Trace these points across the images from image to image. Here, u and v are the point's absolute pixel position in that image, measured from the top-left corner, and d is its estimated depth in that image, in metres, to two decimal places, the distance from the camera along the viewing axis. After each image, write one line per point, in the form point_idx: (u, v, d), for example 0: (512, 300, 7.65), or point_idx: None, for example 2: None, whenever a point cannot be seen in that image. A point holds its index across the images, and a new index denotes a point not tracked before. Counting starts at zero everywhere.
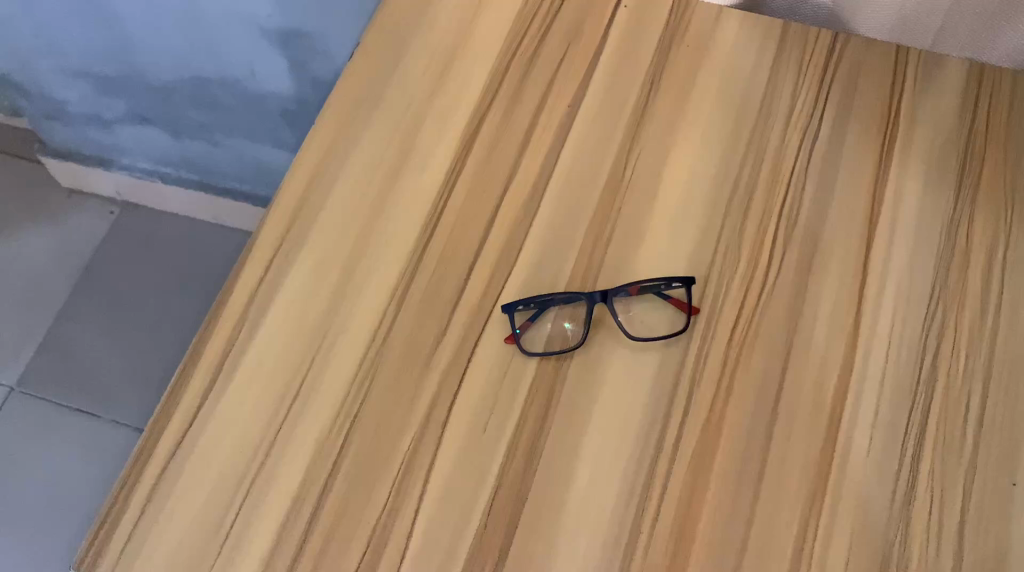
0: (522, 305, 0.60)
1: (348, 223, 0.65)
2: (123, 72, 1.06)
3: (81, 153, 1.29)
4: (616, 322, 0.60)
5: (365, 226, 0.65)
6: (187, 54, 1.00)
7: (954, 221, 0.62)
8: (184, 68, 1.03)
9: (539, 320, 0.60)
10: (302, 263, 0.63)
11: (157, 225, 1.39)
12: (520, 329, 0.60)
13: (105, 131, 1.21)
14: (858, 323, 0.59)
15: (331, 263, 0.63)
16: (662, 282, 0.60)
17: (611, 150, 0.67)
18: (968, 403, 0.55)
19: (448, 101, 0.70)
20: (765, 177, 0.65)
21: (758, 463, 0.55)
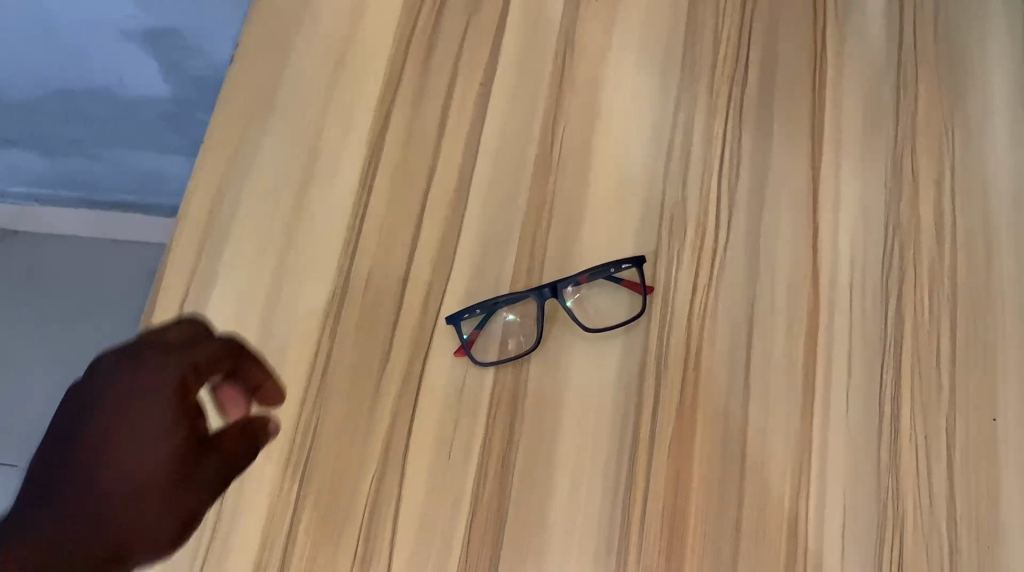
0: (467, 313, 0.57)
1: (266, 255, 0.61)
2: None
3: None
4: (570, 315, 0.56)
5: (284, 254, 0.61)
6: (47, 68, 0.97)
7: (897, 153, 0.60)
8: (47, 83, 1.00)
9: (487, 324, 0.57)
10: (222, 304, 0.59)
11: (45, 249, 1.25)
12: (469, 338, 0.57)
13: None
14: (818, 276, 0.56)
15: (253, 298, 0.59)
16: (611, 265, 0.57)
17: (534, 130, 0.64)
18: (939, 343, 0.53)
19: (355, 108, 0.66)
20: (699, 134, 0.62)
21: (739, 439, 0.52)
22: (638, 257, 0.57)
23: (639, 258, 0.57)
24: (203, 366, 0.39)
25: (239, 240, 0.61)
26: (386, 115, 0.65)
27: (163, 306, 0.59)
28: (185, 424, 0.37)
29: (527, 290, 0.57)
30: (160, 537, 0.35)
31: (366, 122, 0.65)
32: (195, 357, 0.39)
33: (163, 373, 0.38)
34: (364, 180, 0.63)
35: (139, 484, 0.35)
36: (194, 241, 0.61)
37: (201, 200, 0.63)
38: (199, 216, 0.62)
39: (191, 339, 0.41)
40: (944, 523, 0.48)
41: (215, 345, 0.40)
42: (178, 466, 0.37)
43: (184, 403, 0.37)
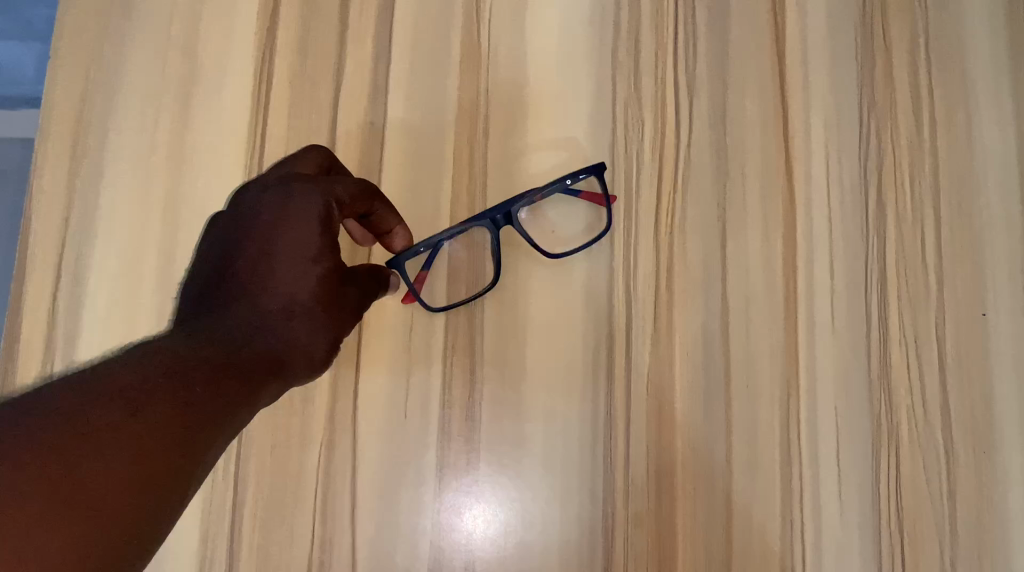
0: (410, 255, 0.48)
1: (150, 198, 0.51)
2: None
3: None
4: (530, 243, 0.49)
5: (171, 195, 0.51)
6: None
7: (868, 17, 0.53)
8: None
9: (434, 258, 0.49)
10: (104, 263, 0.50)
11: None
12: (417, 282, 0.49)
13: None
14: (792, 170, 0.51)
15: (143, 251, 0.51)
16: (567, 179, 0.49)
17: (455, 16, 0.54)
18: (924, 236, 0.49)
19: (233, 3, 0.54)
20: (648, 8, 0.53)
21: (722, 363, 0.48)
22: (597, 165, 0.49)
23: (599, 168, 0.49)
24: (344, 201, 0.42)
25: (113, 182, 0.52)
26: (271, 10, 0.54)
27: (35, 272, 0.50)
28: (330, 251, 0.41)
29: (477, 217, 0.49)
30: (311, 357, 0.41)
31: (249, 21, 0.54)
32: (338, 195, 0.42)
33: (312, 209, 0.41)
34: (259, 94, 0.53)
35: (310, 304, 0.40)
36: (59, 187, 0.51)
37: (58, 136, 0.52)
38: (60, 154, 0.52)
39: (324, 171, 0.46)
40: (939, 431, 0.46)
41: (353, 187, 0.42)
42: (326, 289, 0.41)
43: (329, 234, 0.41)
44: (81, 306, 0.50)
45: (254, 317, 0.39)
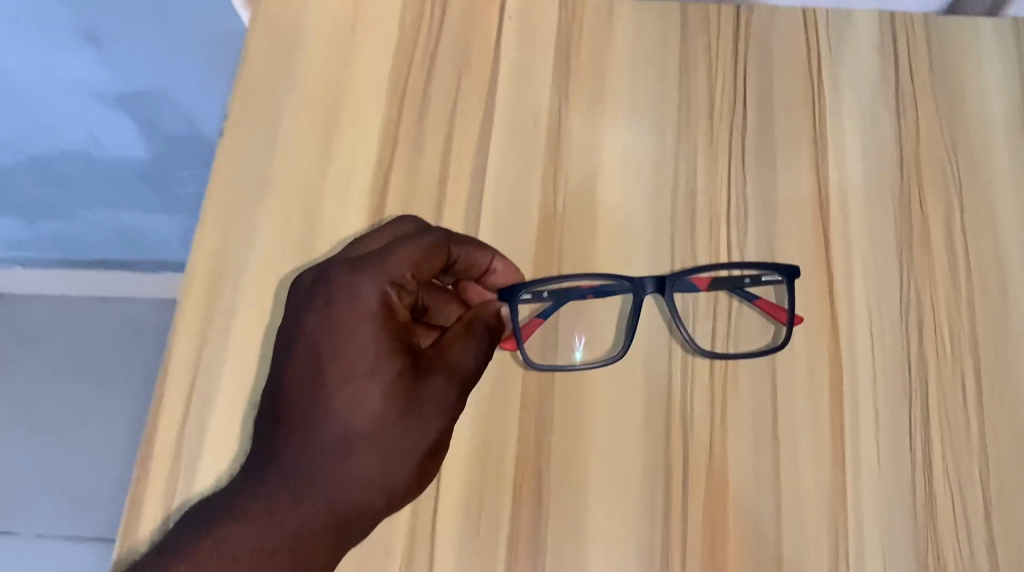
0: (530, 295, 0.57)
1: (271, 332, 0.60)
2: None
3: None
4: (677, 323, 0.56)
5: None
6: (19, 97, 1.00)
7: (903, 188, 0.60)
8: (21, 113, 1.03)
9: (551, 313, 0.58)
10: (229, 386, 0.59)
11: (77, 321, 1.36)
12: (528, 323, 0.58)
13: None
14: (836, 319, 0.56)
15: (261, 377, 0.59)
16: (749, 276, 0.57)
17: (535, 185, 0.63)
18: (964, 385, 0.53)
19: (351, 175, 0.65)
20: (703, 182, 0.62)
21: (772, 494, 0.52)
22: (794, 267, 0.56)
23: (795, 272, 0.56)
24: (400, 283, 0.52)
25: (242, 318, 0.61)
26: (383, 179, 0.65)
27: (172, 393, 0.59)
28: (387, 356, 0.49)
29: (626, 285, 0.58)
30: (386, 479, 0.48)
31: (364, 188, 0.65)
32: (392, 275, 0.52)
33: (369, 293, 0.51)
34: None
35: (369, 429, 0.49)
36: (196, 323, 0.61)
37: (200, 279, 0.62)
38: (200, 295, 0.62)
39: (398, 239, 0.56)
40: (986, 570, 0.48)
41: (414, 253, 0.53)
42: (388, 398, 0.49)
43: (382, 334, 0.50)
44: (205, 423, 0.58)
45: (312, 464, 0.48)
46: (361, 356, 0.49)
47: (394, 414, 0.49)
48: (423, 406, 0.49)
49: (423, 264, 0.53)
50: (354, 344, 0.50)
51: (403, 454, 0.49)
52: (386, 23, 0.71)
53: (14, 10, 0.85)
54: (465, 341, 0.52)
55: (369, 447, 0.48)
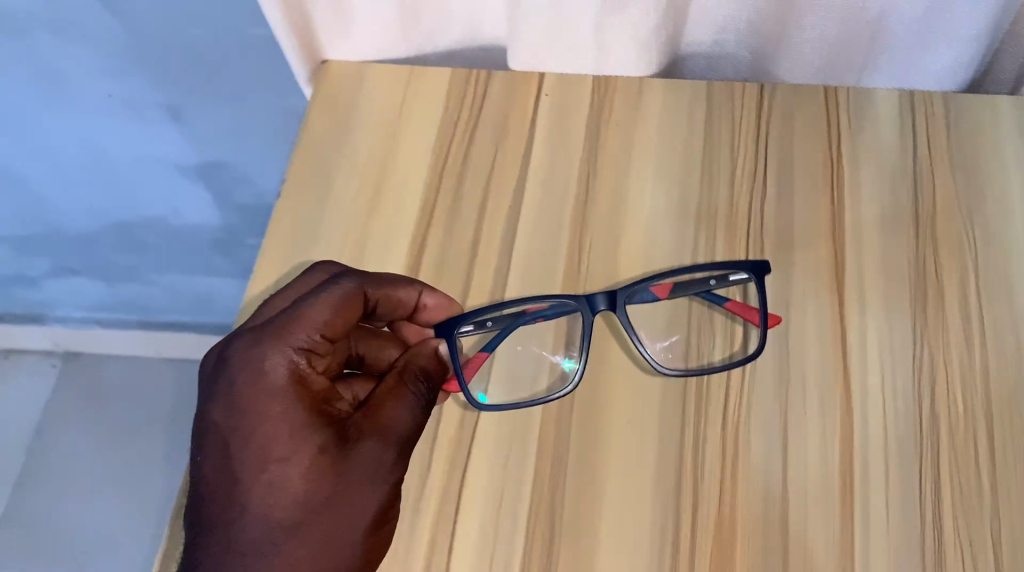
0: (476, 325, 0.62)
1: None
2: (44, 169, 1.10)
3: (29, 275, 1.38)
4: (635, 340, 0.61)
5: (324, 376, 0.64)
6: (108, 166, 1.09)
7: (919, 257, 0.61)
8: (108, 181, 1.12)
9: (495, 345, 0.63)
10: None
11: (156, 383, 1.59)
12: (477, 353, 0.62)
13: (39, 256, 1.32)
14: (849, 381, 0.57)
15: None
16: (717, 277, 0.62)
17: (562, 248, 0.67)
18: (976, 447, 0.54)
19: (391, 233, 0.70)
20: (721, 247, 0.65)
21: (780, 547, 0.52)
22: (760, 264, 0.62)
23: (759, 268, 0.62)
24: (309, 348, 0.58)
25: None
26: (420, 241, 0.69)
27: None
28: (310, 427, 0.55)
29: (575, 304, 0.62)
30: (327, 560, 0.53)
31: (403, 248, 0.69)
32: (297, 342, 0.57)
33: (277, 368, 0.56)
34: None
35: (309, 500, 0.53)
36: None
37: None
38: None
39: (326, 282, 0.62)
40: None
41: (325, 312, 0.58)
42: (319, 464, 0.54)
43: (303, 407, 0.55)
44: None
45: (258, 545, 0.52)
46: (275, 440, 0.54)
47: (329, 479, 0.54)
48: (357, 472, 0.54)
49: (337, 319, 0.59)
50: (271, 429, 0.55)
51: (344, 529, 0.53)
52: (430, 99, 0.76)
53: (109, 87, 0.95)
54: (401, 397, 0.56)
55: (302, 531, 0.53)
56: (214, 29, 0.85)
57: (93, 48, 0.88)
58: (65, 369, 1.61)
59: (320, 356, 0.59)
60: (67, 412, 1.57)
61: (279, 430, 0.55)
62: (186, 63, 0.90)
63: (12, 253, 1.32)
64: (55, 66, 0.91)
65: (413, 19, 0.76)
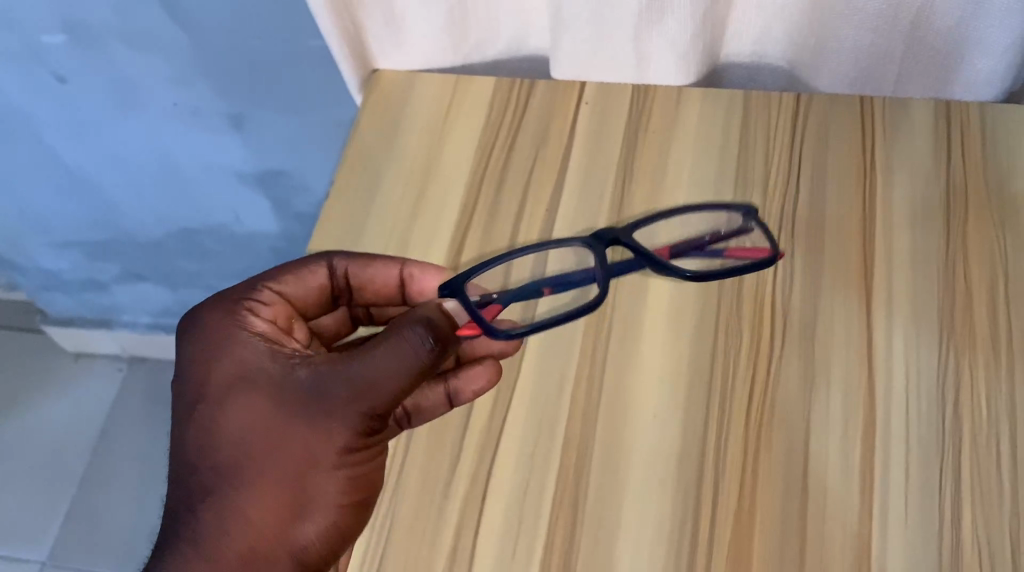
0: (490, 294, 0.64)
1: None
2: (116, 177, 1.17)
3: (97, 279, 1.45)
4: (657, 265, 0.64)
5: None
6: (174, 173, 1.15)
7: (949, 264, 0.62)
8: (174, 189, 1.18)
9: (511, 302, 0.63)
10: None
11: None
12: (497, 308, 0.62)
13: (108, 261, 1.39)
14: (873, 383, 0.58)
15: None
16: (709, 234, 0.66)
17: None
18: (998, 450, 0.54)
19: (433, 235, 0.73)
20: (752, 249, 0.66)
21: (798, 542, 0.53)
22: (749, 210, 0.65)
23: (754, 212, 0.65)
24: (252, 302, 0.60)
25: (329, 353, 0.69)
26: (460, 241, 0.72)
27: None
28: (245, 363, 0.56)
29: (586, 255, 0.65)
30: (266, 503, 0.52)
31: (443, 248, 0.72)
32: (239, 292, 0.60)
33: (216, 315, 0.59)
34: None
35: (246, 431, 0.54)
36: None
37: None
38: None
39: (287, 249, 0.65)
40: None
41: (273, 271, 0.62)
42: (252, 396, 0.54)
43: (244, 347, 0.57)
44: None
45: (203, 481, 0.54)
46: (207, 381, 0.56)
47: (263, 407, 0.54)
48: (292, 397, 0.53)
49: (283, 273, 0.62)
50: (207, 372, 0.57)
51: (295, 464, 0.53)
52: (475, 106, 0.79)
53: (175, 96, 1.00)
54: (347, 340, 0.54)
55: (234, 475, 0.53)
56: (275, 44, 0.90)
57: (162, 59, 0.94)
58: (131, 373, 1.69)
59: (268, 305, 0.60)
60: (134, 413, 1.64)
61: (213, 374, 0.56)
62: (249, 75, 0.95)
63: (83, 257, 1.39)
64: (129, 76, 0.97)
65: (460, 30, 0.79)
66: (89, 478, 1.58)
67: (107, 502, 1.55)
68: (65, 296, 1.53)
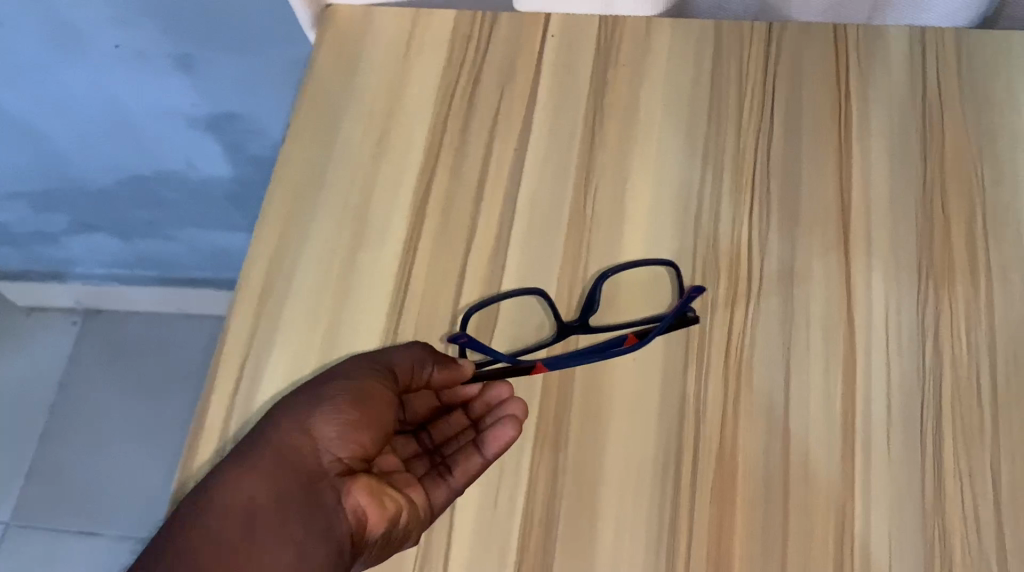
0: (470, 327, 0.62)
1: (318, 310, 0.66)
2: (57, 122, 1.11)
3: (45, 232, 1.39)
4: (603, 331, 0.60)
5: (333, 312, 0.66)
6: (120, 117, 1.09)
7: (927, 197, 0.61)
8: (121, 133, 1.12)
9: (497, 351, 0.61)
10: (280, 356, 0.64)
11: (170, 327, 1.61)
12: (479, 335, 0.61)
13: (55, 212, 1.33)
14: (853, 317, 0.57)
15: (306, 352, 0.64)
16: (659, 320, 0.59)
17: (568, 185, 0.67)
18: (979, 382, 0.54)
19: (398, 179, 0.70)
20: (728, 184, 0.64)
21: (781, 481, 0.53)
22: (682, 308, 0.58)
23: (672, 261, 0.62)
24: None
25: (294, 303, 0.66)
26: (426, 184, 0.70)
27: (223, 379, 0.64)
28: None
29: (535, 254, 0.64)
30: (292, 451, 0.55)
31: (408, 193, 0.69)
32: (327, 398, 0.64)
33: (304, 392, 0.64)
34: (409, 244, 0.67)
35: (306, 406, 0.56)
36: (251, 311, 0.66)
37: (256, 274, 0.68)
38: (256, 290, 0.67)
39: None
40: (994, 562, 0.49)
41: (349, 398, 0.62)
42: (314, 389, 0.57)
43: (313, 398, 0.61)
44: (228, 392, 0.63)
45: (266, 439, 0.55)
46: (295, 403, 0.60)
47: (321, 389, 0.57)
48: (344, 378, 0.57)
49: None
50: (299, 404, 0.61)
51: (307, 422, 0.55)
52: (435, 41, 0.76)
53: (117, 38, 0.94)
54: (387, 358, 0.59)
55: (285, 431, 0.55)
56: None
57: None
58: (86, 324, 1.63)
59: None
60: (94, 364, 1.59)
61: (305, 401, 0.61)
62: (194, 12, 0.90)
63: (29, 210, 1.33)
64: (66, 17, 0.91)
65: None
66: (54, 437, 1.54)
67: (81, 459, 1.52)
68: (12, 251, 1.47)
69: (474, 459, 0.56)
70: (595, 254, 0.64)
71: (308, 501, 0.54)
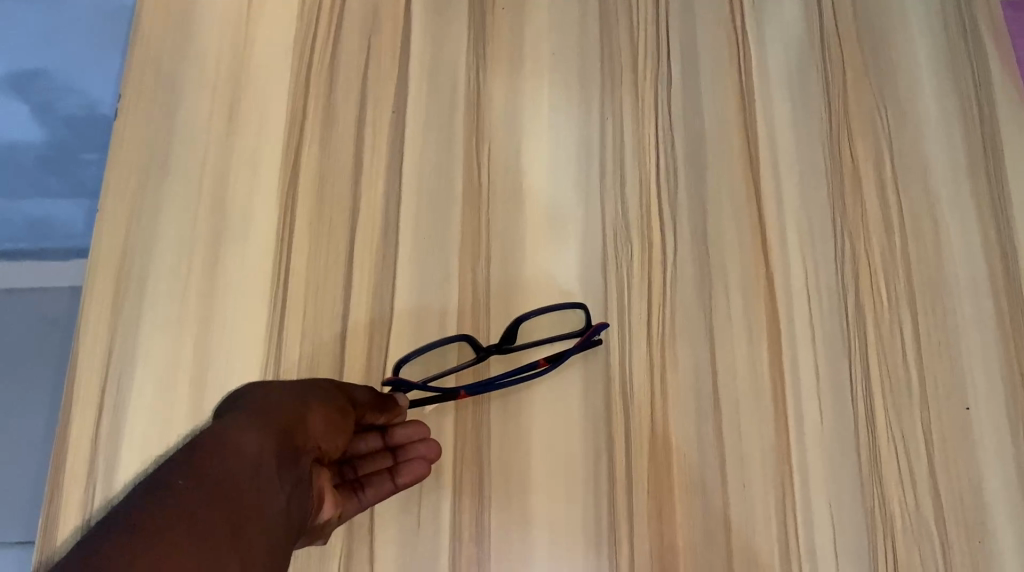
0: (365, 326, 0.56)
1: (182, 317, 0.57)
2: None
3: None
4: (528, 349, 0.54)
5: (201, 317, 0.57)
6: None
7: (834, 144, 0.58)
8: None
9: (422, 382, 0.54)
10: (145, 376, 0.55)
11: None
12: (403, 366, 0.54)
13: None
14: (772, 282, 0.55)
15: (176, 368, 0.55)
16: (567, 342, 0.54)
17: (457, 151, 0.60)
18: (902, 338, 0.53)
19: (258, 155, 0.61)
20: (630, 141, 0.59)
21: (718, 461, 0.51)
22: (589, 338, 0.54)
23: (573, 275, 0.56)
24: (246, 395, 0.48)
25: (153, 311, 0.57)
26: (293, 159, 0.61)
27: (79, 412, 0.54)
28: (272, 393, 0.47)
29: (429, 234, 0.58)
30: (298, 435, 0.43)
31: (273, 171, 0.60)
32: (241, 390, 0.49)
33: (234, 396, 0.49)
34: (282, 232, 0.59)
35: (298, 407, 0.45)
36: (103, 326, 0.57)
37: (103, 282, 0.58)
38: (105, 299, 0.57)
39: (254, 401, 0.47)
40: (932, 521, 0.49)
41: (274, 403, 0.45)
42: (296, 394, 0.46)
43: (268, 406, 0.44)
44: (90, 425, 0.54)
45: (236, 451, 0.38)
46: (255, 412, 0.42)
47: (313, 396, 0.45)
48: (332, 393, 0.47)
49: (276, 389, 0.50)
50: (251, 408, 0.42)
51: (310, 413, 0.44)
52: None
53: None
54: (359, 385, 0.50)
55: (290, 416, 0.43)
56: None
57: None
58: None
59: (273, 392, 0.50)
60: None
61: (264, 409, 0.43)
62: None
63: None
64: None
65: None
66: None
67: None
68: None
69: (385, 485, 0.50)
70: (496, 227, 0.58)
71: (290, 466, 0.40)
